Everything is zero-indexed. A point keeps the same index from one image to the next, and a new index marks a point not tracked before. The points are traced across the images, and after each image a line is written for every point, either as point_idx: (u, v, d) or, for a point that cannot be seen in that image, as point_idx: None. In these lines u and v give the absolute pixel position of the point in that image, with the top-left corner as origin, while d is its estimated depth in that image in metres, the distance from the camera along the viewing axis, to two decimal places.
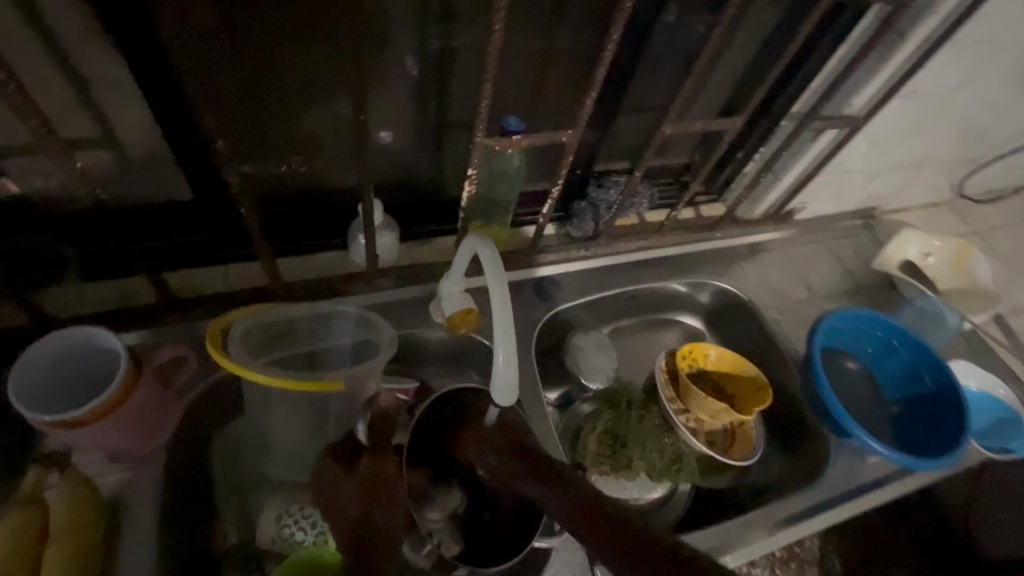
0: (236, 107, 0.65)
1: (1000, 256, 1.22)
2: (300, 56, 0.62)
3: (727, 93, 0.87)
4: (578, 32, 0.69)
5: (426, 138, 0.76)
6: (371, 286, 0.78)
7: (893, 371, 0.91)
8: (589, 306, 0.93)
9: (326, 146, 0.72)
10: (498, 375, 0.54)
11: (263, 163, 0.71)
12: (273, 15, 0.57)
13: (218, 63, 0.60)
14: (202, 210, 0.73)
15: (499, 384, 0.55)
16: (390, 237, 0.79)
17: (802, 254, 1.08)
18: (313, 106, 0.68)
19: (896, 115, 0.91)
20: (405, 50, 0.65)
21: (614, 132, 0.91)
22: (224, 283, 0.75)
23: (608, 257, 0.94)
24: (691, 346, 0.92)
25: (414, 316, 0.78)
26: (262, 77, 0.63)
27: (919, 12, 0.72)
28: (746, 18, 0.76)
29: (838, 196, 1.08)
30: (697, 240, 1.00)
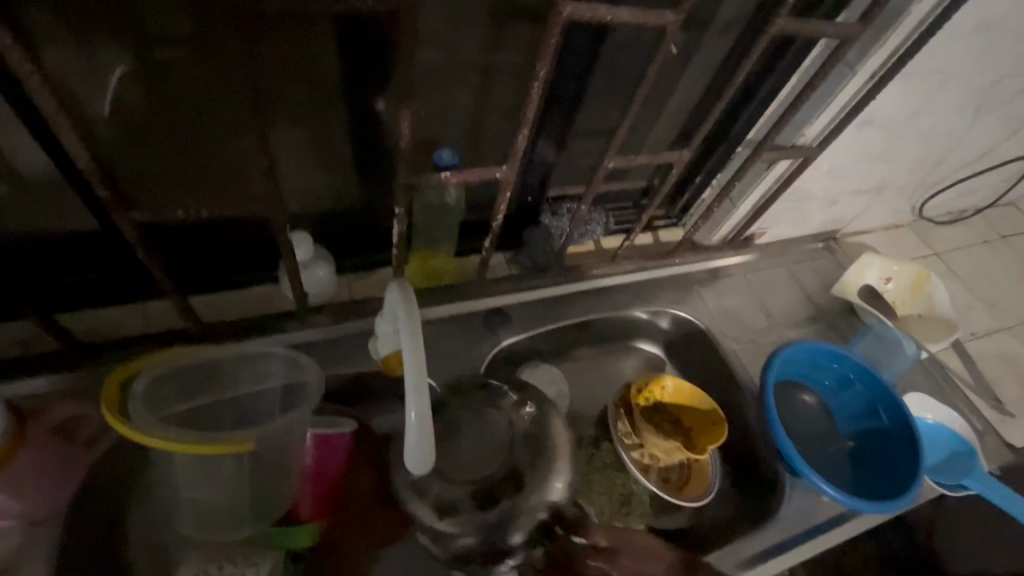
0: (140, 130, 0.59)
1: (959, 278, 1.22)
2: (212, 80, 0.57)
3: (680, 120, 0.84)
4: (520, 59, 0.66)
5: (360, 166, 0.72)
6: (304, 324, 0.73)
7: (849, 403, 0.89)
8: (543, 336, 0.89)
9: (251, 171, 0.67)
10: (411, 436, 0.50)
11: (180, 189, 0.66)
12: (170, 28, 0.52)
13: (114, 82, 0.55)
14: (107, 242, 0.66)
15: (410, 444, 0.51)
16: (323, 270, 0.73)
17: (763, 279, 1.06)
18: (231, 134, 0.63)
19: (852, 144, 0.90)
20: (330, 70, 0.61)
21: (567, 157, 0.87)
22: (137, 323, 0.69)
23: (564, 287, 0.91)
24: (646, 378, 0.89)
25: (350, 355, 0.74)
26: (170, 102, 0.58)
27: (867, 45, 0.71)
28: (698, 44, 0.74)
29: (798, 221, 1.07)
30: (654, 267, 0.98)
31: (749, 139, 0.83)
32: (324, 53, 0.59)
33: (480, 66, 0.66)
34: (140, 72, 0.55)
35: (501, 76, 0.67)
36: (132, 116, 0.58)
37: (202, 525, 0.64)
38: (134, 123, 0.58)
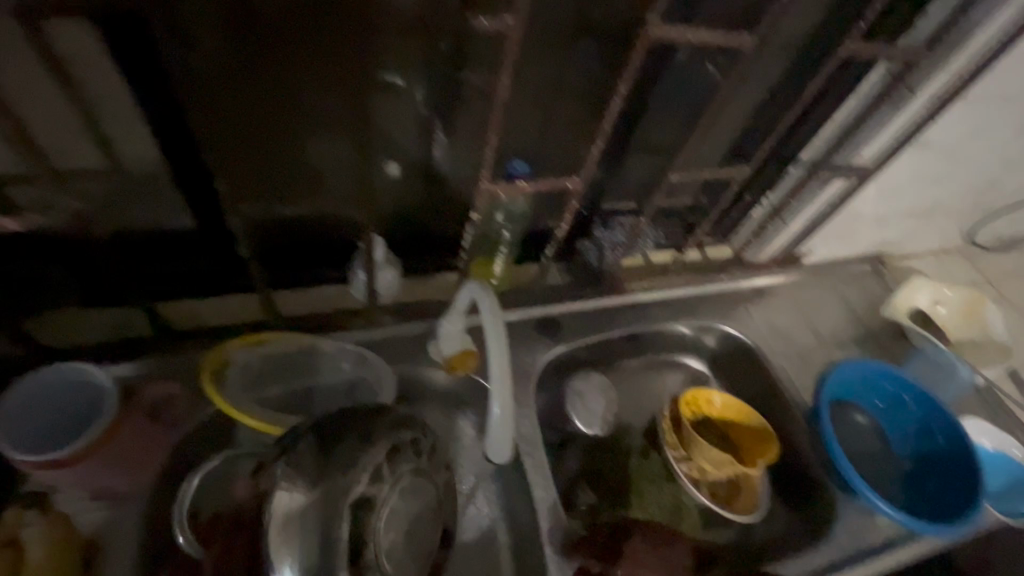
0: (238, 134, 0.63)
1: (1012, 306, 1.19)
2: (310, 90, 0.62)
3: (735, 138, 0.86)
4: (590, 77, 0.69)
5: (432, 173, 0.75)
6: (370, 322, 0.77)
7: (902, 425, 0.88)
8: (592, 346, 0.91)
9: (331, 175, 0.71)
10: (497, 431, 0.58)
11: (267, 191, 0.70)
12: (279, 38, 0.57)
13: (223, 88, 0.59)
14: (199, 237, 0.70)
15: (494, 436, 0.58)
16: (392, 273, 0.76)
17: (809, 299, 1.06)
18: (319, 140, 0.67)
19: (906, 166, 0.90)
20: (414, 81, 0.65)
21: (621, 173, 0.90)
22: (217, 315, 0.73)
23: (613, 299, 0.93)
24: (694, 391, 0.90)
25: (413, 354, 0.77)
26: (271, 109, 0.63)
27: (928, 68, 0.72)
28: (758, 64, 0.76)
29: (846, 242, 1.07)
30: (702, 282, 0.99)
31: (803, 158, 0.85)
32: (412, 66, 0.63)
33: (551, 83, 0.69)
34: (246, 80, 0.59)
35: (570, 90, 0.70)
36: (235, 122, 0.62)
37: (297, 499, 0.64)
38: (233, 127, 0.63)
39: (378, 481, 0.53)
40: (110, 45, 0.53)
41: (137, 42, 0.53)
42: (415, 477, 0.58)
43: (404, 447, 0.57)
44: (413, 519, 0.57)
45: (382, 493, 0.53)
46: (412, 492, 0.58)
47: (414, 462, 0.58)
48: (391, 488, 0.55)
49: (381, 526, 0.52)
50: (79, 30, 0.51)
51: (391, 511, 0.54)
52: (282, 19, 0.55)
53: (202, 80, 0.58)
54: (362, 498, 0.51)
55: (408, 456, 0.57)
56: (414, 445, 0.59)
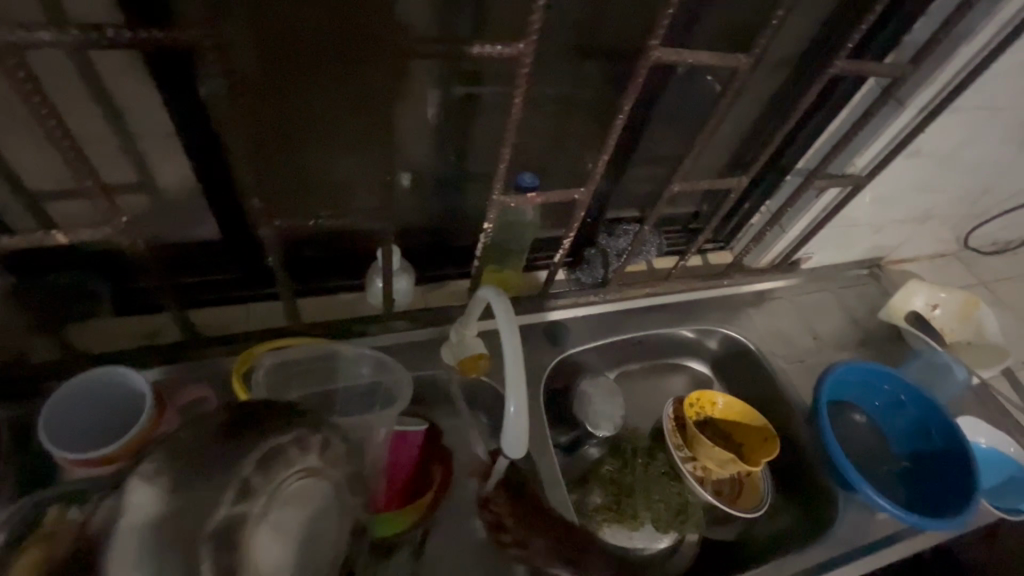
0: (265, 153, 0.68)
1: (1008, 308, 1.22)
2: (335, 112, 0.66)
3: (734, 148, 0.90)
4: (594, 94, 0.73)
5: (445, 185, 0.79)
6: (387, 328, 0.81)
7: (899, 424, 0.91)
8: (598, 350, 0.94)
9: (350, 189, 0.75)
10: (510, 430, 0.58)
11: (290, 205, 0.74)
12: (305, 66, 0.61)
13: (253, 111, 0.63)
14: (227, 248, 0.74)
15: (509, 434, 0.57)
16: (406, 280, 0.80)
17: (809, 303, 1.09)
18: (342, 158, 0.72)
19: (899, 173, 0.94)
20: (430, 101, 0.69)
21: (625, 183, 0.94)
22: (242, 322, 0.77)
23: (618, 303, 0.96)
24: (698, 393, 0.93)
25: (428, 359, 0.80)
26: (298, 130, 0.67)
27: (917, 82, 0.76)
28: (755, 79, 0.80)
29: (843, 247, 1.10)
30: (704, 287, 1.02)
31: (799, 167, 0.89)
32: (430, 88, 0.67)
33: (558, 100, 0.73)
34: (274, 103, 0.63)
35: (576, 106, 0.74)
36: (264, 142, 0.67)
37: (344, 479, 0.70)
38: (261, 146, 0.67)
39: (249, 496, 0.43)
40: (153, 76, 0.57)
41: (178, 73, 0.57)
42: (309, 487, 0.47)
43: (283, 452, 0.46)
44: (311, 529, 0.47)
45: (259, 508, 0.44)
46: (313, 505, 0.47)
47: (300, 463, 0.47)
48: (271, 500, 0.45)
49: (259, 549, 0.43)
50: (123, 58, 0.55)
51: (274, 523, 0.45)
52: (309, 48, 0.59)
53: None
54: (225, 520, 0.42)
55: (291, 460, 0.46)
56: (299, 445, 0.47)
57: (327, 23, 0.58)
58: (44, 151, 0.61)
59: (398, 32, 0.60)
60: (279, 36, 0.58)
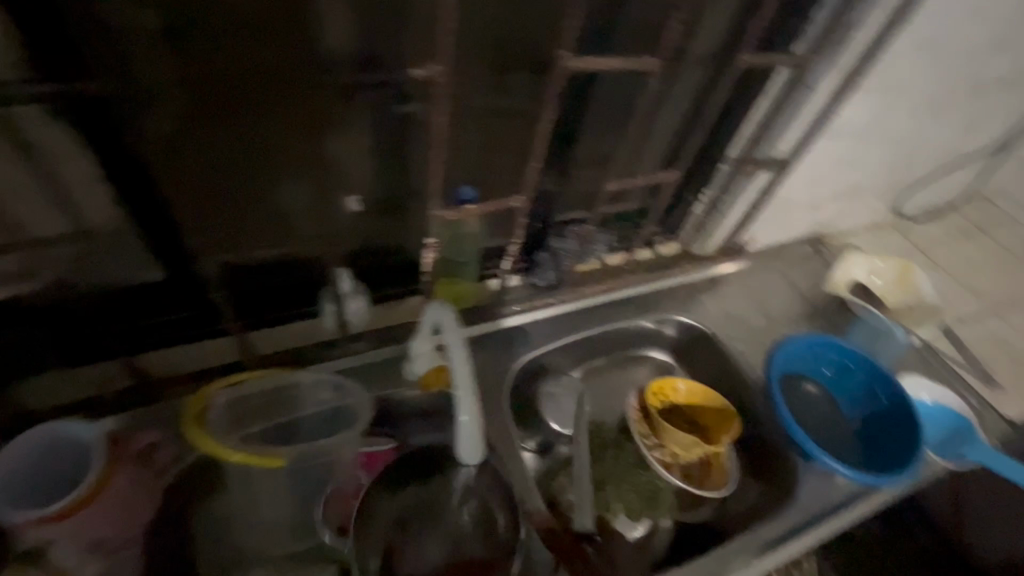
0: (202, 190, 0.67)
1: (941, 270, 1.30)
2: (269, 143, 0.67)
3: (667, 145, 0.93)
4: (523, 104, 0.76)
5: (389, 205, 0.80)
6: (345, 351, 0.81)
7: (849, 390, 0.95)
8: (560, 350, 0.96)
9: (294, 220, 0.75)
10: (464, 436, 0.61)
11: (232, 242, 0.73)
12: (239, 99, 0.62)
13: (187, 148, 0.63)
14: (174, 288, 0.73)
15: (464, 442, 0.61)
16: (362, 302, 0.79)
17: (758, 284, 1.14)
18: (282, 188, 0.72)
19: (822, 155, 0.99)
20: (365, 127, 0.70)
21: (569, 186, 0.96)
22: (198, 360, 0.76)
23: (574, 304, 0.99)
24: (659, 382, 0.95)
25: (387, 377, 0.82)
26: (233, 164, 0.67)
27: (822, 69, 0.81)
28: (679, 75, 0.83)
29: (784, 227, 1.16)
30: (656, 279, 1.06)
31: (730, 156, 0.93)
32: (360, 112, 0.69)
33: (489, 113, 0.75)
34: (209, 137, 0.64)
35: (507, 117, 0.76)
36: (199, 181, 0.66)
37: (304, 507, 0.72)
38: (198, 183, 0.67)
39: None
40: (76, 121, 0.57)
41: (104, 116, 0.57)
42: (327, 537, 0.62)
43: None
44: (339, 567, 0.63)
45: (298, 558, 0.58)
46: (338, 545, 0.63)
47: None
48: None
49: None
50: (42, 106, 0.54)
51: None
52: (242, 81, 0.61)
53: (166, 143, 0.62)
54: None
55: None
56: None
57: (249, 53, 0.59)
58: None
59: (322, 58, 0.62)
60: (203, 71, 0.59)
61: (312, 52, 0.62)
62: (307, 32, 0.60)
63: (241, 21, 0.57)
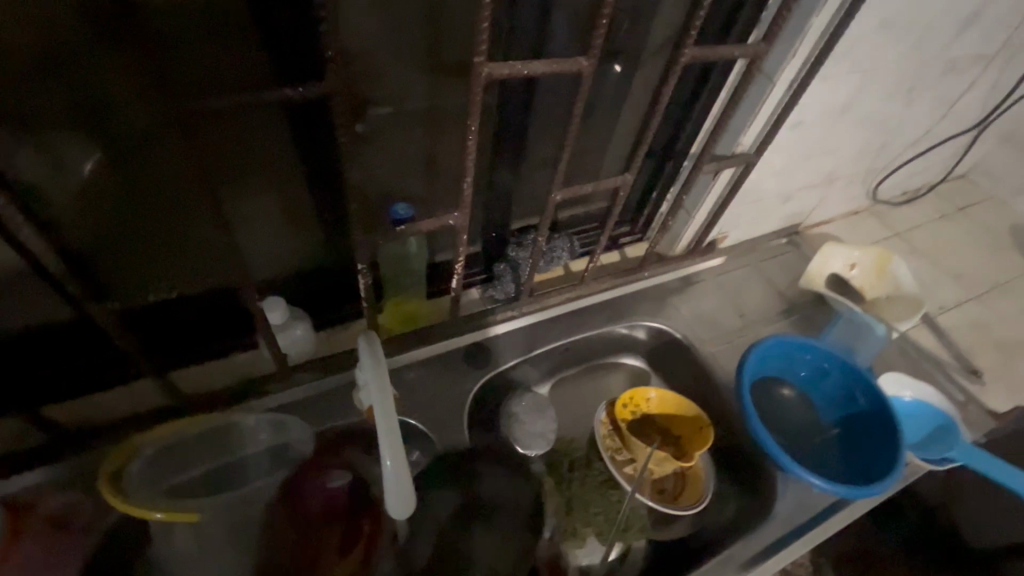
0: (109, 223, 0.62)
1: (922, 255, 1.26)
2: (177, 172, 0.62)
3: (626, 143, 0.88)
4: (462, 110, 0.70)
5: (324, 223, 0.75)
6: (291, 383, 0.77)
7: (827, 392, 0.91)
8: (524, 364, 0.92)
9: (218, 248, 0.70)
10: (390, 488, 0.54)
11: (152, 275, 0.69)
12: (137, 128, 0.56)
13: (84, 181, 0.58)
14: (80, 329, 0.67)
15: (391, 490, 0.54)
16: (301, 330, 0.77)
17: (732, 281, 1.10)
18: (199, 217, 0.67)
19: (791, 145, 0.94)
20: (287, 148, 0.65)
21: (525, 192, 0.91)
22: (125, 403, 0.71)
23: (538, 314, 0.94)
24: (631, 391, 0.91)
25: (336, 408, 0.77)
26: (139, 196, 0.62)
27: (781, 57, 0.76)
28: (631, 71, 0.78)
29: (757, 221, 1.11)
30: (626, 282, 1.01)
31: (691, 152, 0.88)
32: (277, 134, 0.64)
33: (425, 124, 0.70)
34: (108, 168, 0.58)
35: (444, 123, 0.71)
36: (102, 214, 0.62)
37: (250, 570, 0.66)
38: (103, 216, 0.62)
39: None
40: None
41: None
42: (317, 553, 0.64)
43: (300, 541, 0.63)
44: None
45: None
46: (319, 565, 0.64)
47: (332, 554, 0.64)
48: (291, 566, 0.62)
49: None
50: None
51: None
52: (138, 109, 0.55)
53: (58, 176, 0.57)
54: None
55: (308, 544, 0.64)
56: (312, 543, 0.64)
57: (139, 80, 0.54)
58: None
59: (225, 79, 0.57)
60: (92, 99, 0.53)
61: (213, 74, 0.56)
62: (207, 51, 0.54)
63: (127, 43, 0.51)
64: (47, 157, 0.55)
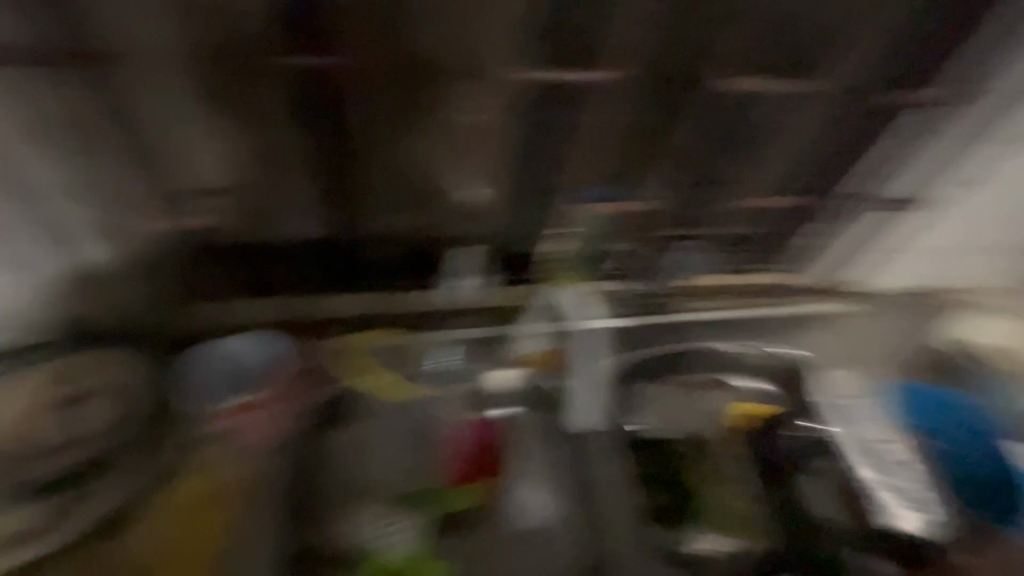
0: (371, 166, 0.84)
1: None
2: (422, 135, 0.81)
3: (784, 170, 0.95)
4: (648, 118, 0.84)
5: (516, 195, 0.90)
6: (458, 322, 0.92)
7: (972, 461, 0.84)
8: (653, 361, 0.96)
9: (437, 199, 0.89)
10: (582, 404, 0.81)
11: (387, 212, 0.89)
12: (405, 93, 0.77)
13: (364, 131, 0.80)
14: (330, 246, 0.91)
15: (583, 409, 0.80)
16: (477, 283, 0.93)
17: (876, 332, 1.07)
18: (432, 171, 0.85)
19: (952, 199, 0.94)
20: (504, 124, 0.82)
21: (681, 205, 0.97)
22: (341, 309, 0.92)
23: (684, 316, 0.96)
24: (748, 404, 0.92)
25: (490, 353, 0.90)
26: (398, 142, 0.82)
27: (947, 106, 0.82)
28: (800, 107, 0.86)
29: (917, 278, 1.07)
30: (771, 306, 1.00)
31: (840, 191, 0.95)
32: (499, 114, 0.80)
33: (614, 129, 0.85)
34: (380, 124, 0.79)
35: (630, 129, 0.85)
36: (368, 155, 0.82)
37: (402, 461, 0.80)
38: (367, 159, 0.83)
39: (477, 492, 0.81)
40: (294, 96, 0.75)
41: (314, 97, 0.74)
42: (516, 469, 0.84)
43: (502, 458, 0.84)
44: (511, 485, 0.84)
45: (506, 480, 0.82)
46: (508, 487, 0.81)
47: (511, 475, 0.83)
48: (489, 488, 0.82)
49: None
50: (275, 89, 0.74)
51: None
52: (412, 79, 0.75)
53: (349, 126, 0.79)
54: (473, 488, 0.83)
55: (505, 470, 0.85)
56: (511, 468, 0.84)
57: (413, 60, 0.74)
58: (200, 153, 0.79)
59: (469, 66, 0.76)
60: (384, 69, 0.74)
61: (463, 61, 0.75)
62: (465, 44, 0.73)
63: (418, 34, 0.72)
64: (346, 109, 0.77)
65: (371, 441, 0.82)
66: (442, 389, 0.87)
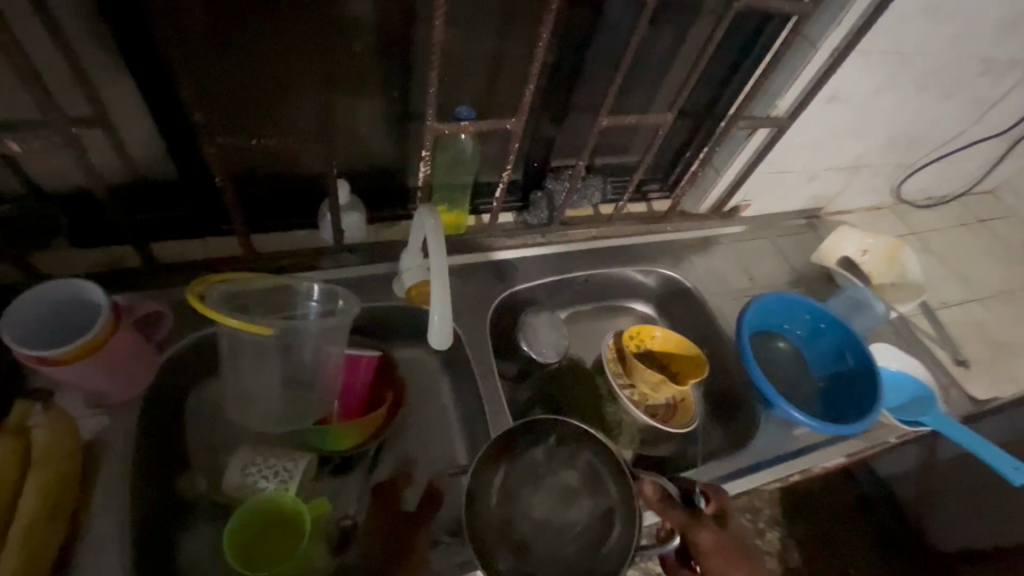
0: (215, 97, 0.72)
1: (933, 255, 1.31)
2: (275, 60, 0.71)
3: (668, 95, 0.95)
4: (530, 37, 0.79)
5: (391, 119, 0.83)
6: (339, 261, 0.86)
7: (818, 350, 0.99)
8: (547, 287, 1.00)
9: (300, 132, 0.80)
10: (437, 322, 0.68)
11: (241, 149, 0.79)
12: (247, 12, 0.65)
13: (202, 58, 0.68)
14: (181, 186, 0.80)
15: (435, 330, 0.68)
16: (356, 217, 0.86)
17: (748, 249, 1.16)
18: (293, 102, 0.76)
19: (821, 118, 0.99)
20: (372, 46, 0.73)
21: (566, 131, 0.98)
22: (200, 252, 0.83)
23: (563, 245, 1.02)
24: (637, 327, 0.98)
25: (378, 290, 0.86)
26: (244, 69, 0.71)
27: (825, 22, 0.83)
28: (685, 25, 0.85)
29: (780, 196, 1.17)
30: (648, 232, 1.08)
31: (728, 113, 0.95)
32: (365, 37, 0.72)
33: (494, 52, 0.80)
34: (221, 49, 0.68)
35: (511, 49, 0.80)
36: (209, 85, 0.71)
37: (289, 404, 0.79)
38: (210, 89, 0.71)
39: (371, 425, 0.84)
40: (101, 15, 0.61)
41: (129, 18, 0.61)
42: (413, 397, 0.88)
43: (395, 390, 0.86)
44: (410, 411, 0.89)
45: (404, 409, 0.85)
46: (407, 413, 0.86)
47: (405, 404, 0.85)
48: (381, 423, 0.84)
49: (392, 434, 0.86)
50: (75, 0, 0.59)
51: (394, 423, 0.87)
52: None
53: (182, 52, 0.67)
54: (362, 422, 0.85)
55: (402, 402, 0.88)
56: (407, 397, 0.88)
57: None
58: None
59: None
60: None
61: None
62: None
63: None
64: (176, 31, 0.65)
65: (249, 391, 0.78)
66: (318, 327, 0.76)
